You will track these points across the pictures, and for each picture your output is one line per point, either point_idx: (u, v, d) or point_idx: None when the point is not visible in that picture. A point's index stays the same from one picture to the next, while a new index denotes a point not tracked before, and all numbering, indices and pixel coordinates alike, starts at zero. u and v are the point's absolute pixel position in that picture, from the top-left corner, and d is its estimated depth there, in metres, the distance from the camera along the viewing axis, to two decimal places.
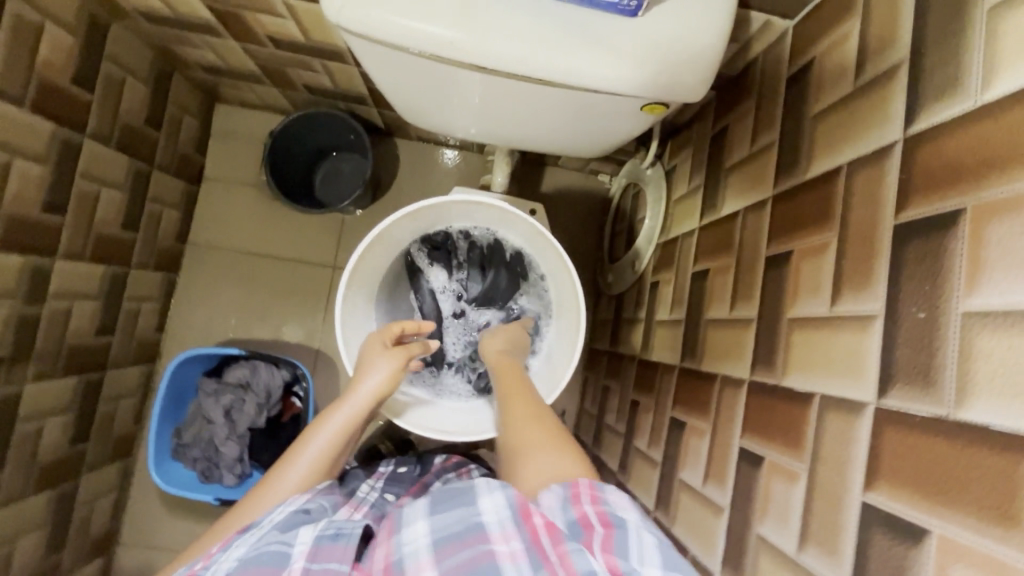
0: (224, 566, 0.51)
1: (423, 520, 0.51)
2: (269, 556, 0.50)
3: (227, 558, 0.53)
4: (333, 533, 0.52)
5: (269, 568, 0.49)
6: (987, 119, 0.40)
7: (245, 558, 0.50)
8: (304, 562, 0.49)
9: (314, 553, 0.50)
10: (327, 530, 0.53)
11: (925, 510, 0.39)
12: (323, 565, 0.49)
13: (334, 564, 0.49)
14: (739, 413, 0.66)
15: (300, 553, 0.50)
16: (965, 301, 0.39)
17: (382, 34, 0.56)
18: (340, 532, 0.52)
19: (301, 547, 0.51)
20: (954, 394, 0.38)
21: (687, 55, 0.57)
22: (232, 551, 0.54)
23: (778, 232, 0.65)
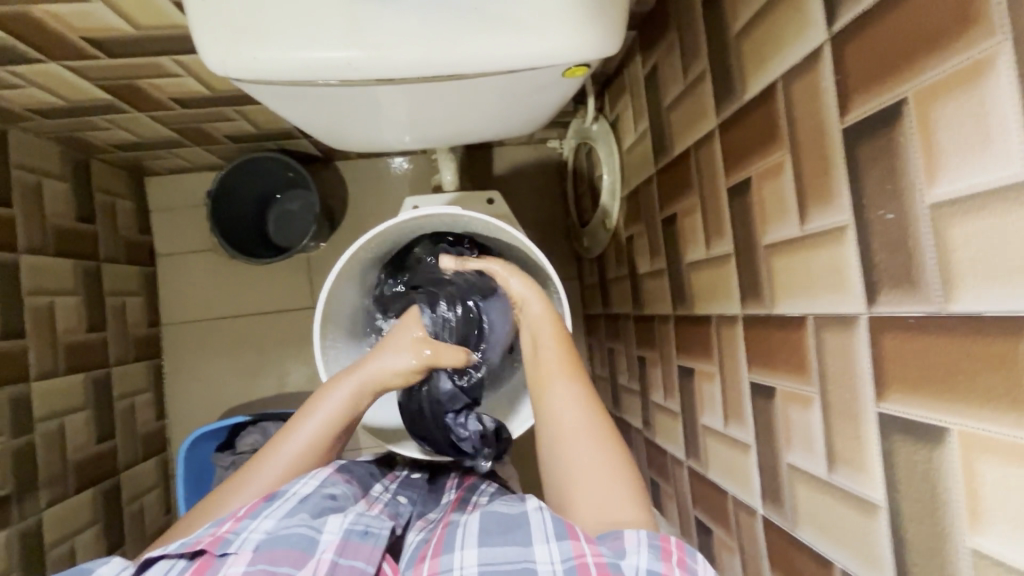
0: (254, 536, 0.58)
1: (474, 549, 0.55)
2: (299, 538, 0.58)
3: (258, 525, 0.59)
4: (361, 530, 0.61)
5: (301, 552, 0.57)
6: (905, 1, 0.38)
7: (275, 537, 0.58)
8: (333, 554, 0.57)
9: (343, 547, 0.59)
10: (357, 526, 0.61)
11: (938, 410, 0.38)
12: (350, 561, 0.58)
13: (360, 563, 0.58)
14: (741, 349, 0.65)
15: (329, 544, 0.58)
16: (929, 194, 0.37)
17: (275, 74, 0.53)
18: (367, 531, 0.61)
19: (331, 538, 0.59)
20: (940, 289, 0.37)
21: (593, 9, 0.54)
22: (261, 520, 0.60)
23: (733, 161, 0.63)
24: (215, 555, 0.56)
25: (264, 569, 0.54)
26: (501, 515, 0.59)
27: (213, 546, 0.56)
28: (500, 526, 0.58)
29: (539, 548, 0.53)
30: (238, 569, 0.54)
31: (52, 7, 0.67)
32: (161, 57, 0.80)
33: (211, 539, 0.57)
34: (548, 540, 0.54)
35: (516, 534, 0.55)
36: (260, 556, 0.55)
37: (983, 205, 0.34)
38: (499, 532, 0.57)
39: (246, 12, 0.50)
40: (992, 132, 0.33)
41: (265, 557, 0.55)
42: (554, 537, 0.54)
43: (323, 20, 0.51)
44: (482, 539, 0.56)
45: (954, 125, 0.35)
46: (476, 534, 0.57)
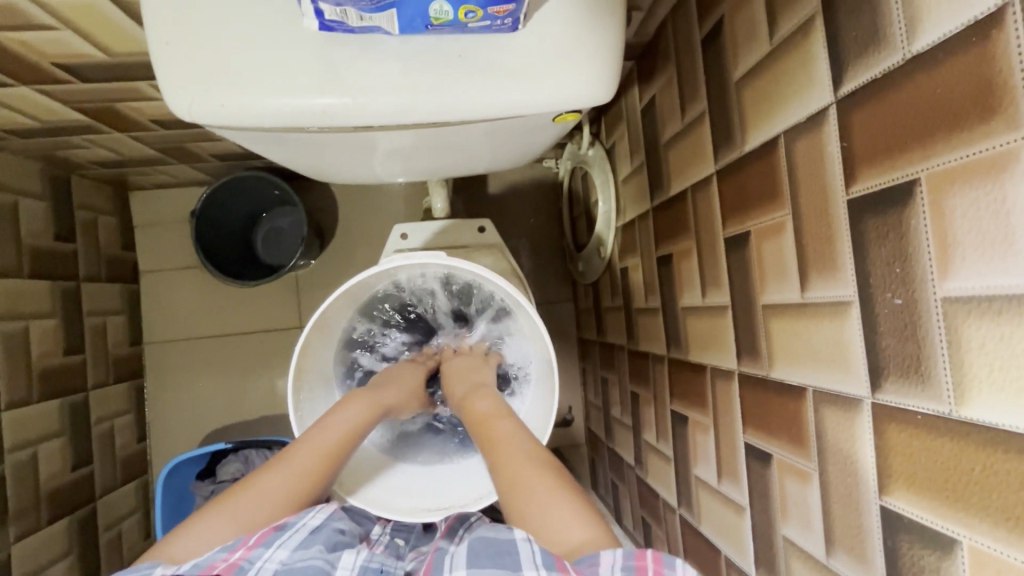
0: (270, 565, 0.52)
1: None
2: (318, 571, 0.52)
3: (271, 555, 0.53)
4: (378, 569, 0.57)
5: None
6: (918, 75, 0.35)
7: (293, 567, 0.52)
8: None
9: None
10: (373, 565, 0.56)
11: (948, 519, 0.35)
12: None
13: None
14: (737, 406, 0.62)
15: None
16: (942, 287, 0.34)
17: (246, 120, 0.50)
18: (384, 569, 0.57)
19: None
20: (952, 390, 0.34)
21: (586, 56, 0.51)
22: (274, 550, 0.54)
23: (731, 211, 0.60)
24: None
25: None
26: (503, 551, 0.57)
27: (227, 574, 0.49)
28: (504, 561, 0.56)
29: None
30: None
31: (17, 34, 0.63)
32: (138, 82, 0.77)
33: (224, 567, 0.50)
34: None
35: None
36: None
37: (1002, 310, 0.31)
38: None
39: (213, 55, 0.47)
40: (1015, 233, 0.30)
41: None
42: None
43: (298, 64, 0.48)
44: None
45: (972, 219, 0.32)
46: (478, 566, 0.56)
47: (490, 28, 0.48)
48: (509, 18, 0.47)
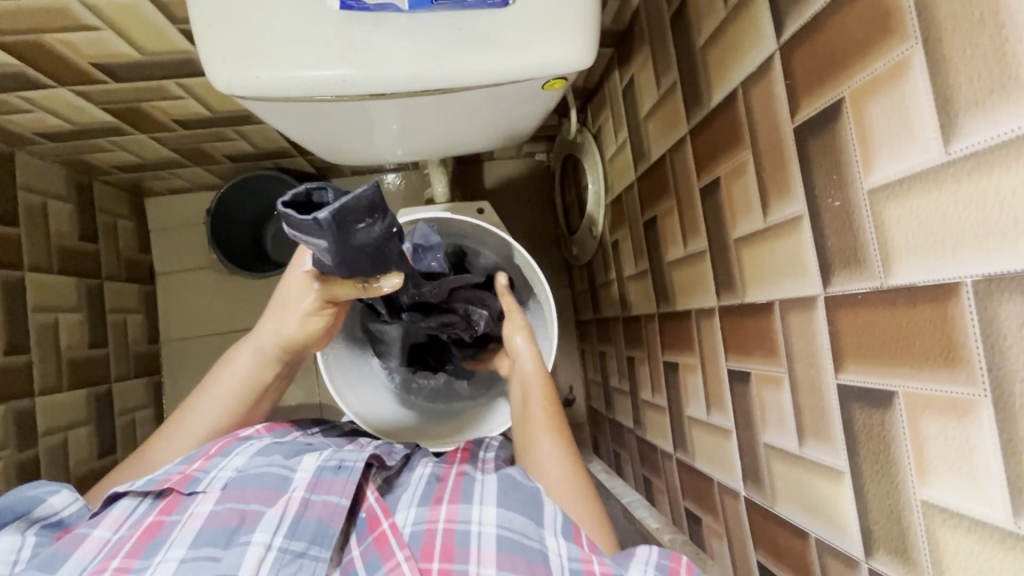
0: (224, 473, 0.60)
1: (492, 509, 0.58)
2: (271, 478, 0.59)
3: (227, 464, 0.61)
4: (335, 466, 0.61)
5: (273, 490, 0.58)
6: (838, 13, 0.43)
7: (247, 476, 0.59)
8: (305, 491, 0.58)
9: (316, 483, 0.59)
10: (330, 463, 0.62)
11: (887, 376, 0.42)
12: (323, 496, 0.58)
13: (333, 497, 0.58)
14: (719, 339, 0.69)
15: (302, 480, 0.59)
16: (867, 180, 0.42)
17: (276, 91, 0.57)
18: (341, 465, 0.61)
19: (304, 475, 0.60)
20: (881, 265, 0.41)
21: (569, 26, 0.59)
22: (232, 458, 0.62)
23: (703, 163, 0.68)
24: (183, 494, 0.58)
25: (234, 508, 0.56)
26: (516, 480, 0.62)
27: (181, 485, 0.58)
28: (518, 491, 0.60)
29: (549, 539, 0.56)
30: (205, 508, 0.56)
31: (65, 35, 0.71)
32: (166, 81, 0.85)
33: (179, 478, 0.59)
34: (558, 534, 0.56)
35: (534, 510, 0.58)
36: (228, 495, 0.57)
37: (909, 187, 0.38)
38: (519, 498, 0.60)
39: (249, 34, 0.55)
40: (912, 123, 0.37)
41: (235, 495, 0.57)
42: (563, 532, 0.57)
43: (321, 40, 0.56)
44: (501, 501, 0.59)
45: (883, 119, 0.40)
46: (494, 493, 0.60)
47: (485, 3, 0.56)
48: None
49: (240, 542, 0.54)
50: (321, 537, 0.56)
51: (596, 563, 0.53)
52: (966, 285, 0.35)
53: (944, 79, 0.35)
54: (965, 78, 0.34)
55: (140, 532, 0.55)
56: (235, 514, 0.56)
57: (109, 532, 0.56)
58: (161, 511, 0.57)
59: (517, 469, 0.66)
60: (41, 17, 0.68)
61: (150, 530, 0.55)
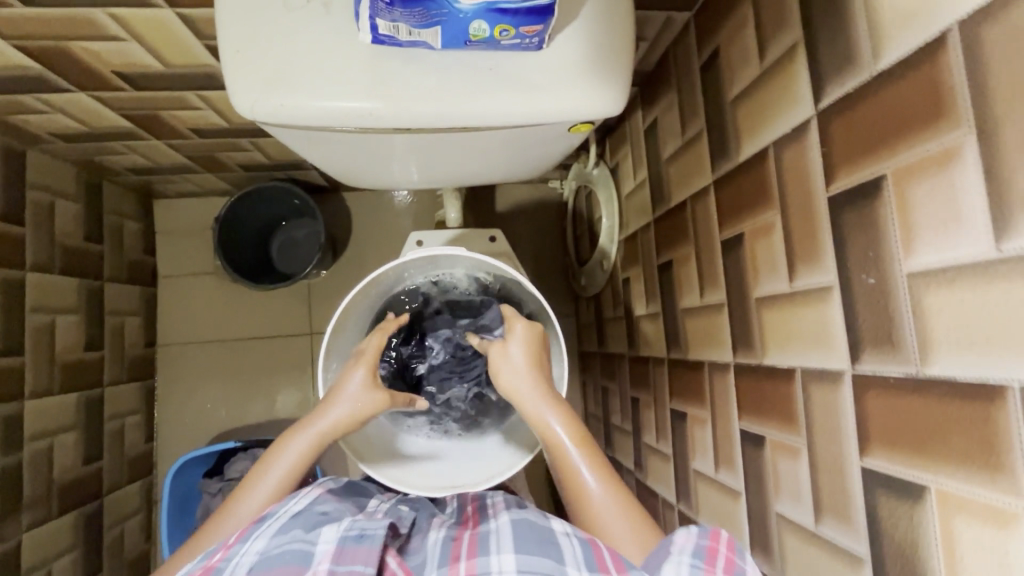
0: (247, 559, 0.51)
1: (510, 555, 0.54)
2: (292, 555, 0.51)
3: (248, 548, 0.53)
4: (356, 534, 0.53)
5: (295, 568, 0.50)
6: (883, 88, 0.42)
7: (268, 557, 0.51)
8: (329, 564, 0.50)
9: (339, 554, 0.51)
10: (352, 531, 0.54)
11: (918, 468, 0.40)
12: (348, 568, 0.50)
13: (358, 568, 0.50)
14: (733, 397, 0.67)
15: (325, 553, 0.51)
16: (907, 263, 0.40)
17: (298, 120, 0.56)
18: (363, 533, 0.54)
19: (326, 548, 0.52)
20: (918, 352, 0.40)
21: (602, 72, 0.58)
22: (251, 543, 0.54)
23: (727, 216, 0.66)
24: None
25: None
26: (530, 523, 0.60)
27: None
28: (535, 536, 0.58)
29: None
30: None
31: (87, 43, 0.70)
32: (186, 92, 0.84)
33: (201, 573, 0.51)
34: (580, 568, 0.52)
35: (550, 549, 0.55)
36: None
37: (954, 278, 0.37)
38: (534, 542, 0.57)
39: (277, 61, 0.54)
40: (963, 212, 0.36)
41: None
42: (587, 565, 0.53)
43: (348, 72, 0.55)
44: (518, 545, 0.56)
45: (929, 204, 0.38)
46: (511, 540, 0.57)
47: (519, 46, 0.55)
48: (536, 38, 0.54)
49: None
50: None
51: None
52: (1012, 389, 0.33)
53: (999, 173, 0.33)
54: None
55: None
56: None
57: None
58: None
59: (528, 514, 0.63)
60: (66, 25, 0.67)
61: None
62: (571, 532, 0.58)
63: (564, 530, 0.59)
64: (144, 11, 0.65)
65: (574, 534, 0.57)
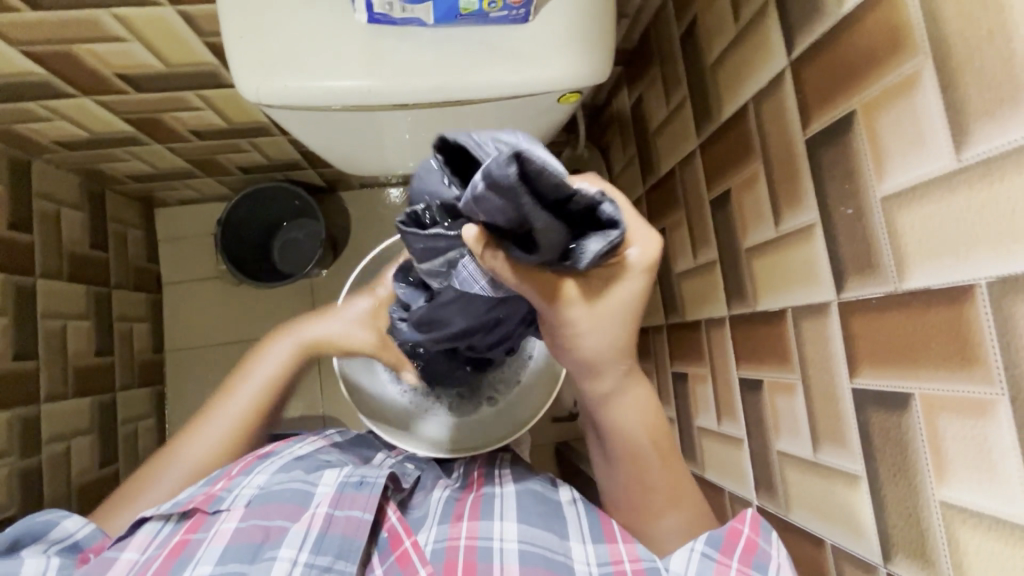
0: (247, 492, 0.59)
1: (513, 524, 0.59)
2: (293, 493, 0.59)
3: (250, 481, 0.61)
4: (355, 483, 0.60)
5: (296, 506, 0.58)
6: (849, 29, 0.45)
7: (269, 493, 0.59)
8: (328, 507, 0.56)
9: (338, 499, 0.58)
10: (352, 479, 0.60)
11: (902, 379, 0.43)
12: (346, 511, 0.57)
13: (357, 512, 0.57)
14: (730, 349, 0.69)
15: (325, 497, 0.58)
16: (880, 188, 0.43)
17: (300, 101, 0.59)
18: (362, 481, 0.60)
19: (327, 491, 0.59)
20: (895, 269, 0.43)
21: (586, 41, 0.61)
22: (254, 476, 0.62)
23: (714, 175, 0.69)
24: (207, 514, 0.57)
25: (259, 524, 0.55)
26: (537, 494, 0.64)
27: (205, 504, 0.57)
28: (536, 506, 0.62)
29: (574, 547, 0.58)
30: (231, 525, 0.55)
31: (92, 46, 0.73)
32: (186, 92, 0.87)
33: (203, 497, 0.58)
34: (585, 541, 0.58)
35: (554, 522, 0.60)
36: (252, 511, 0.56)
37: (922, 195, 0.40)
38: (540, 513, 0.61)
39: (280, 46, 0.57)
40: (924, 131, 0.39)
41: (259, 512, 0.56)
42: (589, 539, 0.59)
43: (347, 53, 0.58)
44: (521, 515, 0.60)
45: (895, 130, 0.41)
46: (514, 509, 0.61)
47: (507, 19, 0.58)
48: (522, 10, 0.57)
49: (267, 559, 0.52)
50: (347, 552, 0.54)
51: (627, 561, 0.54)
52: (980, 287, 0.36)
53: (955, 91, 0.37)
54: (976, 89, 0.35)
55: (165, 552, 0.53)
56: (259, 530, 0.55)
57: (137, 554, 0.54)
58: (184, 531, 0.55)
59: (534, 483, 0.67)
60: (71, 28, 0.70)
61: (176, 549, 0.54)
62: (576, 501, 0.64)
63: (569, 499, 0.64)
64: (147, 11, 0.68)
65: (580, 503, 0.63)
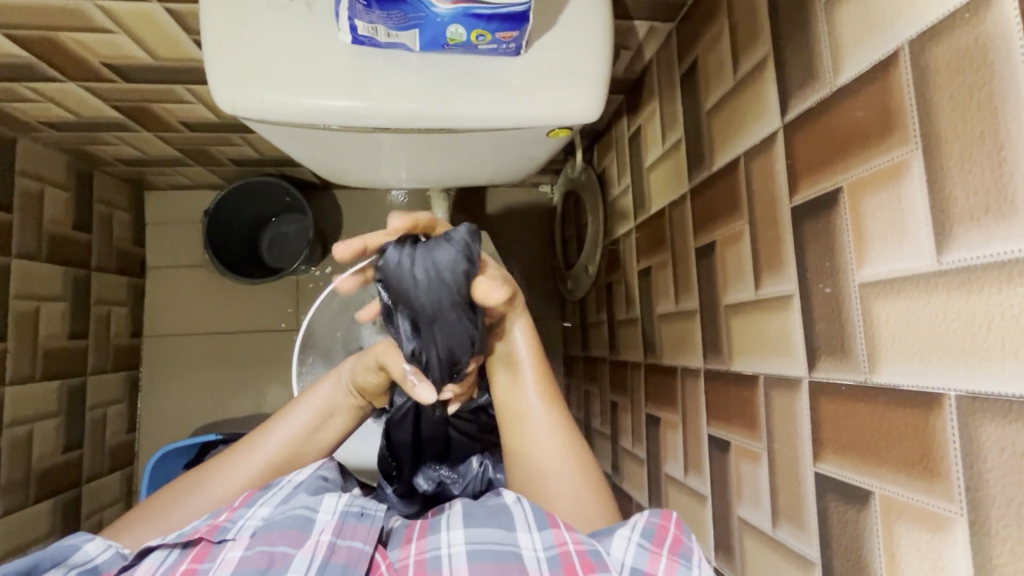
0: (252, 522, 0.54)
1: (460, 530, 0.53)
2: (296, 519, 0.54)
3: (254, 513, 0.56)
4: (358, 512, 0.56)
5: (299, 532, 0.53)
6: (842, 101, 0.43)
7: (272, 520, 0.54)
8: (331, 535, 0.53)
9: (341, 528, 0.54)
10: (353, 508, 0.56)
11: (864, 473, 0.41)
12: (348, 541, 0.53)
13: (358, 543, 0.53)
14: (702, 402, 0.67)
15: (327, 524, 0.54)
16: (859, 273, 0.41)
17: (278, 117, 0.57)
18: (364, 511, 0.56)
19: (328, 518, 0.54)
20: (867, 360, 0.41)
21: (579, 78, 0.59)
22: (257, 508, 0.56)
23: (702, 224, 0.67)
24: (212, 543, 0.52)
25: (263, 551, 0.50)
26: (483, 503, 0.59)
27: (210, 533, 0.52)
28: (485, 510, 0.57)
29: (521, 536, 0.52)
30: (236, 554, 0.50)
31: (77, 34, 0.71)
32: (176, 85, 0.85)
33: (208, 527, 0.53)
34: (532, 530, 0.52)
35: (500, 519, 0.55)
36: (258, 539, 0.51)
37: (900, 289, 0.38)
38: (484, 515, 0.56)
39: (260, 58, 0.55)
40: (907, 224, 0.37)
41: (263, 541, 0.51)
42: (538, 526, 0.52)
43: (327, 70, 0.56)
44: (468, 521, 0.54)
45: (879, 218, 0.39)
46: (461, 517, 0.56)
47: (497, 51, 0.57)
48: (513, 44, 0.56)
49: None
50: None
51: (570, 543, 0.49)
52: (949, 398, 0.34)
53: (941, 189, 0.35)
54: (963, 191, 0.33)
55: None
56: (264, 556, 0.50)
57: None
58: (190, 560, 0.50)
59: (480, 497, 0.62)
60: (55, 15, 0.68)
61: None
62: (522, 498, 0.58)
63: (516, 498, 0.58)
64: (134, 5, 0.66)
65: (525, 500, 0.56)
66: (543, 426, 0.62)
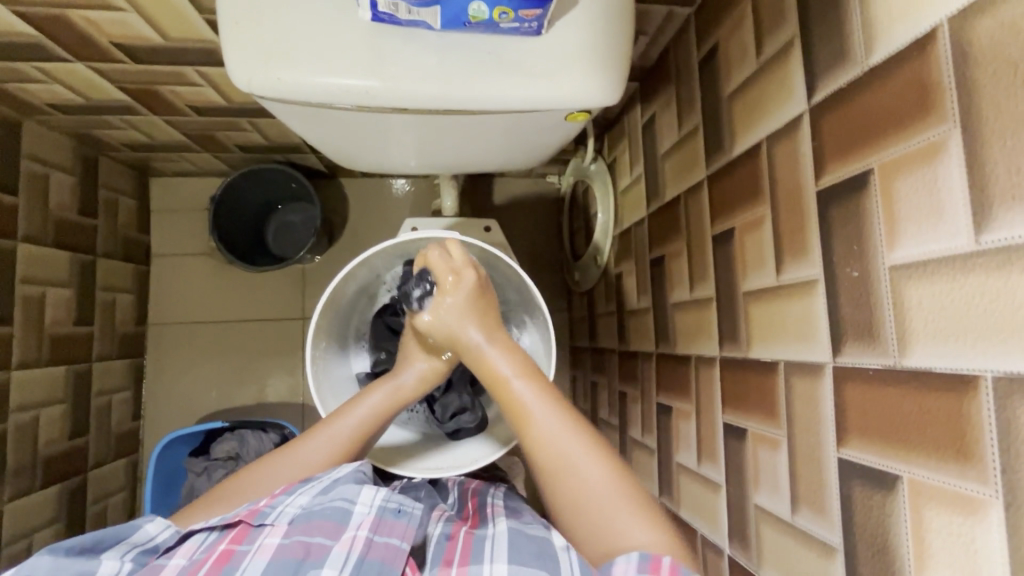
0: (290, 510, 0.55)
1: (502, 564, 0.52)
2: (336, 511, 0.55)
3: (293, 500, 0.56)
4: (395, 508, 0.56)
5: (337, 524, 0.54)
6: (874, 82, 0.42)
7: (311, 510, 0.55)
8: (368, 531, 0.53)
9: (378, 524, 0.54)
10: (391, 504, 0.56)
11: (891, 458, 0.41)
12: (384, 539, 0.53)
13: (395, 541, 0.53)
14: (718, 390, 0.67)
15: (364, 519, 0.54)
16: (890, 256, 0.41)
17: (296, 95, 0.56)
18: (401, 508, 0.56)
19: (366, 513, 0.55)
20: (897, 344, 0.40)
21: (600, 60, 0.58)
22: (297, 495, 0.57)
23: (720, 211, 0.66)
24: (251, 526, 0.54)
25: (301, 540, 0.52)
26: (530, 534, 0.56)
27: (250, 517, 0.54)
28: (531, 546, 0.54)
29: None
30: (275, 540, 0.52)
31: (88, 13, 0.70)
32: (185, 67, 0.84)
33: (248, 510, 0.55)
34: None
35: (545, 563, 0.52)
36: (296, 527, 0.53)
37: (934, 271, 0.37)
38: (531, 553, 0.53)
39: (278, 36, 0.54)
40: (943, 205, 0.36)
41: (300, 533, 0.52)
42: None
43: (346, 49, 0.55)
44: (512, 556, 0.53)
45: (912, 199, 0.39)
46: (506, 548, 0.54)
47: (518, 31, 0.56)
48: (535, 23, 0.55)
49: None
50: None
51: None
52: (985, 380, 0.34)
53: (981, 167, 0.34)
54: (1005, 169, 0.33)
55: (211, 560, 0.51)
56: (301, 547, 0.51)
57: (183, 560, 0.52)
58: (229, 541, 0.53)
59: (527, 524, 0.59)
60: None
61: (222, 557, 0.51)
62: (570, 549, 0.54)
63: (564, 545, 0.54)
64: None
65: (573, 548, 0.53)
66: (561, 433, 0.57)
